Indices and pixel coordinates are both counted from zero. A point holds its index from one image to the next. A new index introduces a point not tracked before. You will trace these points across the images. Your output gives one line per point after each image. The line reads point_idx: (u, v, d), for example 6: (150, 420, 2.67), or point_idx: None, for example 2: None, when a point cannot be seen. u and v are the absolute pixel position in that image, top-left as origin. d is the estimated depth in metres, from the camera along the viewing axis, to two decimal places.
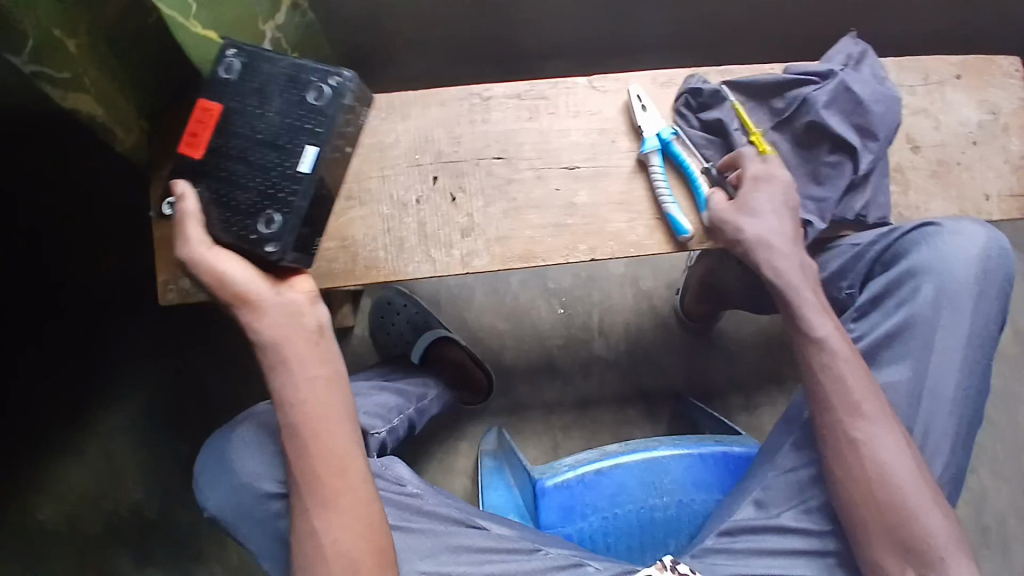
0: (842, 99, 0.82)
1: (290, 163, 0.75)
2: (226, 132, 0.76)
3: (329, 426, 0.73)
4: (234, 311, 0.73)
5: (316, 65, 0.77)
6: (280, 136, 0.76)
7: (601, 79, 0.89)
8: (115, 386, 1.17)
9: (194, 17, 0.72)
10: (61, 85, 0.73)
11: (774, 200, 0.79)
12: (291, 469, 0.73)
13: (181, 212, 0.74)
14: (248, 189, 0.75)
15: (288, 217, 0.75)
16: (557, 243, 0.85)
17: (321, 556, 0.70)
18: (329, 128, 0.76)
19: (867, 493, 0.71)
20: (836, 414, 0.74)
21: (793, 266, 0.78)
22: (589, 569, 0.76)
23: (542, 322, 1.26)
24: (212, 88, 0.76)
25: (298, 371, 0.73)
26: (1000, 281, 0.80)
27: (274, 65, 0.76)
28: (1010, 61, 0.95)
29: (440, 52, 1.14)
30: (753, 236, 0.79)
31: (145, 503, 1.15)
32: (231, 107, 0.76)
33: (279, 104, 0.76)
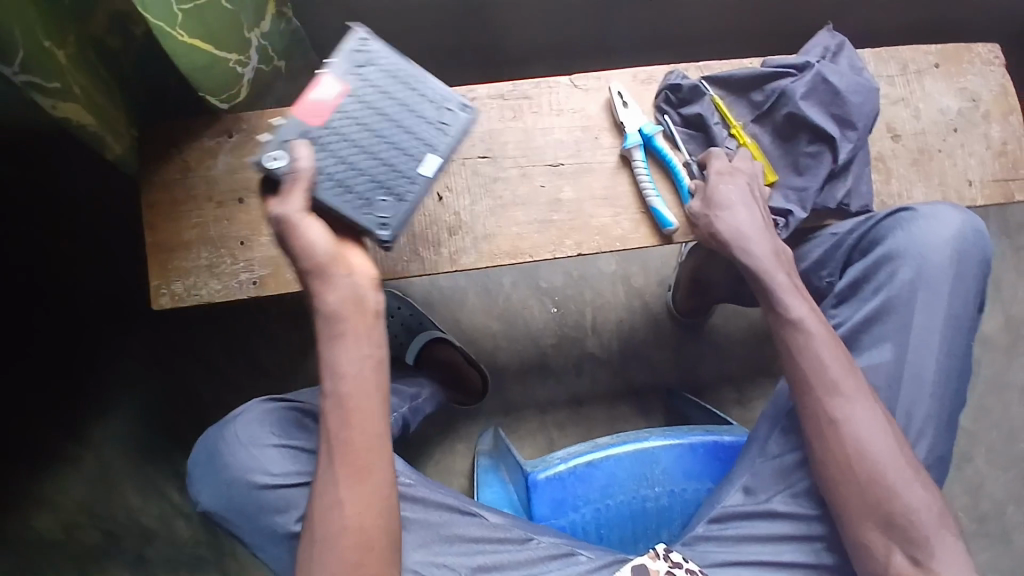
0: (820, 90, 0.84)
1: (415, 161, 0.75)
2: (349, 116, 0.74)
3: (371, 406, 0.71)
4: (312, 280, 0.71)
5: (447, 89, 0.77)
6: (406, 139, 0.75)
7: (583, 78, 0.90)
8: (112, 394, 1.17)
9: (181, 27, 0.69)
10: (50, 94, 0.71)
11: (743, 193, 0.81)
12: (325, 439, 0.71)
13: (292, 170, 0.70)
14: (362, 174, 0.74)
15: (399, 211, 0.75)
16: (544, 240, 0.86)
17: (342, 532, 0.69)
18: (453, 144, 0.77)
19: (850, 469, 0.72)
20: (817, 396, 0.73)
21: (767, 252, 0.79)
22: (581, 558, 0.78)
23: (535, 322, 1.26)
24: (342, 70, 0.75)
25: (351, 344, 0.71)
26: (976, 264, 0.81)
27: (412, 71, 0.76)
28: (987, 49, 0.96)
29: (425, 56, 1.15)
30: (729, 225, 0.80)
31: (144, 511, 1.15)
32: (358, 95, 0.75)
33: (410, 108, 0.76)
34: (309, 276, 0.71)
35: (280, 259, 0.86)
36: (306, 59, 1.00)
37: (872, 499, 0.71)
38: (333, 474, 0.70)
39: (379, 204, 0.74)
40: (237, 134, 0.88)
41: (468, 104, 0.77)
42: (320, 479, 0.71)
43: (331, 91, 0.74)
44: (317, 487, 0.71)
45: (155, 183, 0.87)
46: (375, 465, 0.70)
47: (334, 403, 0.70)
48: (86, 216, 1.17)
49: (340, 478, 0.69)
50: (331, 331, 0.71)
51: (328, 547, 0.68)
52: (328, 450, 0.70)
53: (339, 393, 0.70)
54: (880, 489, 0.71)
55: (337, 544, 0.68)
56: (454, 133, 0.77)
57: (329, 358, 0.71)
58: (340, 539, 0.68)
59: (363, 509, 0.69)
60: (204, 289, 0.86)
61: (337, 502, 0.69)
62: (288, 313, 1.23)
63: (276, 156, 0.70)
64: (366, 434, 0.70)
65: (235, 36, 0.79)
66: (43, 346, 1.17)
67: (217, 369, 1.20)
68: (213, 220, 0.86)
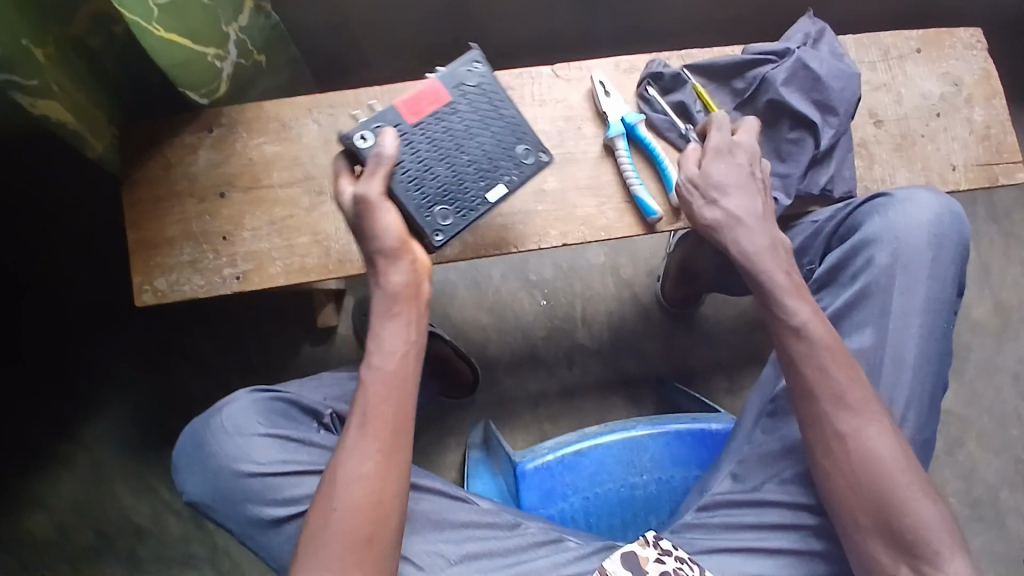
0: (801, 76, 0.84)
1: (486, 183, 0.78)
2: (441, 124, 0.78)
3: (408, 384, 0.72)
4: (379, 260, 0.73)
5: (533, 133, 0.81)
6: (483, 161, 0.79)
7: (565, 68, 0.90)
8: (102, 394, 1.17)
9: (158, 22, 0.69)
10: (30, 92, 0.71)
11: (739, 175, 0.78)
12: (358, 408, 0.71)
13: (380, 151, 0.72)
14: (436, 180, 0.77)
15: (457, 225, 0.77)
16: (528, 230, 0.85)
17: (357, 504, 0.67)
18: (522, 178, 0.79)
19: (855, 480, 0.69)
20: (822, 406, 0.71)
21: (764, 245, 0.76)
22: (569, 544, 0.78)
23: (525, 314, 1.26)
24: (447, 83, 0.79)
25: (400, 322, 0.72)
26: (955, 246, 0.81)
27: (506, 104, 0.81)
28: (969, 33, 0.97)
29: (409, 49, 1.15)
30: (725, 216, 0.77)
31: (136, 510, 1.15)
32: (453, 113, 0.79)
33: (492, 132, 0.80)
34: (375, 260, 0.73)
35: (264, 253, 0.85)
36: (289, 54, 1.00)
37: (874, 513, 0.68)
38: (363, 443, 0.69)
39: (441, 213, 0.77)
40: (218, 129, 0.87)
41: (544, 153, 0.80)
42: (345, 446, 0.70)
43: (430, 98, 0.78)
44: (338, 454, 0.70)
45: (138, 180, 0.86)
46: (401, 443, 0.70)
47: (376, 376, 0.71)
48: (72, 215, 1.16)
49: (369, 448, 0.69)
50: (388, 309, 0.73)
51: (341, 517, 0.67)
52: (358, 418, 0.70)
53: (384, 368, 0.71)
54: (881, 498, 0.68)
55: (351, 514, 0.67)
56: (526, 171, 0.80)
57: (379, 333, 0.73)
58: (354, 510, 0.67)
59: (382, 484, 0.68)
60: (187, 285, 0.85)
61: (356, 473, 0.68)
62: (278, 310, 1.22)
63: (366, 136, 0.74)
64: (401, 411, 0.71)
65: (213, 31, 0.77)
66: (32, 346, 1.17)
67: (206, 367, 1.19)
68: (195, 215, 0.86)
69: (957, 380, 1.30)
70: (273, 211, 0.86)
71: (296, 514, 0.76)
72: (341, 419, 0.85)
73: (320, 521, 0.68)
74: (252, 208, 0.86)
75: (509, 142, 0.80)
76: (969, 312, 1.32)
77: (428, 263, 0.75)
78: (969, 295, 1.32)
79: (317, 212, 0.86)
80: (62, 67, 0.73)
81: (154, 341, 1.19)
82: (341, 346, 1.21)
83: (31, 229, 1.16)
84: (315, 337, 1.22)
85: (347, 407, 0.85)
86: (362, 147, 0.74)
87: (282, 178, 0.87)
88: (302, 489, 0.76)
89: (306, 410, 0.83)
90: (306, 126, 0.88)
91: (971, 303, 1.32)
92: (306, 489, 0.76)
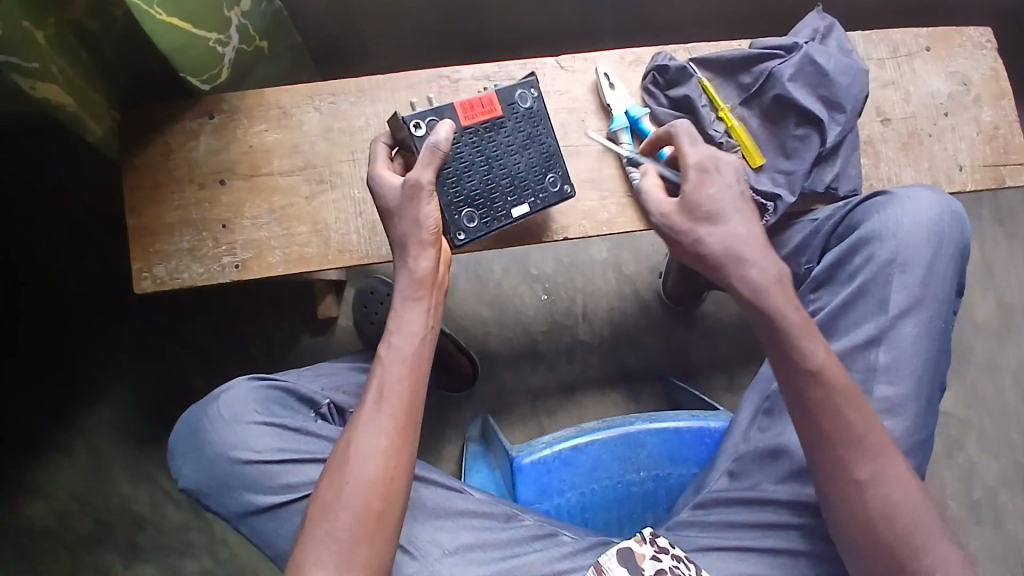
0: (807, 72, 0.83)
1: (514, 199, 0.80)
2: (488, 134, 0.80)
3: (425, 367, 0.72)
4: (406, 244, 0.74)
5: (564, 163, 0.82)
6: (518, 177, 0.81)
7: (569, 59, 0.89)
8: (100, 381, 1.17)
9: (157, 4, 0.68)
10: (29, 75, 0.71)
11: (732, 199, 0.73)
12: (375, 385, 0.70)
13: (433, 144, 0.75)
14: (472, 182, 0.79)
15: (478, 230, 0.79)
16: (529, 222, 0.85)
17: (368, 481, 0.67)
18: (545, 205, 0.81)
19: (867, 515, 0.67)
20: (838, 449, 0.68)
21: (773, 279, 0.71)
22: (563, 538, 0.77)
23: (526, 308, 1.26)
24: (504, 98, 0.81)
25: (422, 305, 0.73)
26: (954, 244, 0.80)
27: (549, 132, 0.82)
28: (979, 31, 0.95)
29: (412, 38, 1.15)
30: (730, 247, 0.72)
31: (134, 497, 1.15)
32: (502, 124, 0.81)
33: (531, 147, 0.82)
34: (405, 248, 0.74)
35: (263, 241, 0.85)
36: (290, 40, 0.99)
37: (881, 542, 0.67)
38: (377, 420, 0.69)
39: (466, 215, 0.79)
40: (218, 115, 0.87)
41: (569, 187, 0.82)
42: (358, 422, 0.69)
43: (485, 108, 0.81)
44: (353, 428, 0.69)
45: (138, 166, 0.86)
46: (415, 423, 0.70)
47: (395, 355, 0.71)
48: (72, 201, 1.16)
49: (385, 424, 0.69)
50: (411, 293, 0.73)
51: (353, 491, 0.66)
52: (375, 395, 0.70)
53: (403, 348, 0.72)
54: (889, 521, 0.67)
55: (363, 488, 0.66)
56: (549, 198, 0.81)
57: (400, 315, 0.73)
58: (367, 485, 0.67)
59: (395, 461, 0.68)
60: (186, 273, 0.85)
61: (371, 448, 0.68)
62: (278, 299, 1.21)
63: (421, 125, 0.78)
64: (418, 391, 0.71)
65: (213, 15, 0.77)
66: (31, 331, 1.17)
67: (206, 355, 1.19)
68: (195, 202, 0.85)
69: (959, 381, 1.29)
70: (273, 199, 0.86)
71: (290, 502, 0.76)
72: (338, 409, 0.84)
73: (331, 494, 0.67)
74: (251, 195, 0.86)
75: (543, 169, 0.81)
76: (972, 314, 1.31)
77: (450, 255, 0.77)
78: (972, 296, 1.31)
79: (317, 201, 0.86)
80: (61, 49, 0.73)
81: (154, 329, 1.19)
82: (340, 335, 1.21)
83: (31, 215, 1.16)
84: (315, 327, 1.21)
85: (345, 397, 0.85)
86: (417, 135, 0.78)
87: (282, 166, 0.86)
88: (298, 477, 0.76)
89: (303, 399, 0.83)
90: (306, 114, 0.87)
91: (974, 304, 1.31)
92: (301, 477, 0.76)
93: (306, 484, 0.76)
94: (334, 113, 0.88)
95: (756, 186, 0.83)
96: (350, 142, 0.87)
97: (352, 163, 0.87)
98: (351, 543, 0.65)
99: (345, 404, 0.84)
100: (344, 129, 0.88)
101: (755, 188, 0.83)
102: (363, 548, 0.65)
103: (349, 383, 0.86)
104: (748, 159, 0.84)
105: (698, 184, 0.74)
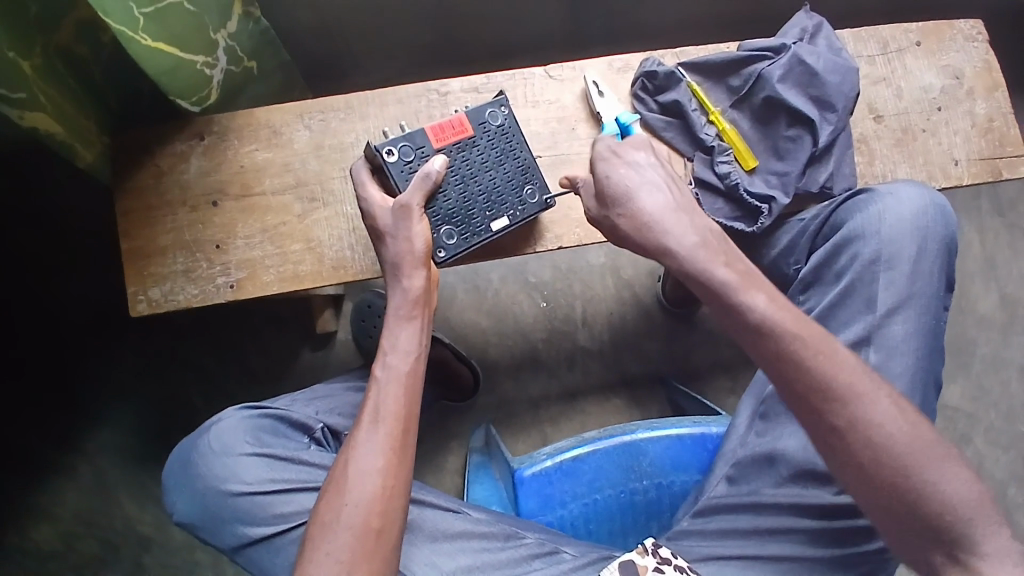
0: (797, 72, 0.83)
1: (492, 213, 0.80)
2: (460, 153, 0.80)
3: (419, 387, 0.72)
4: (395, 265, 0.75)
5: (540, 176, 0.82)
6: (494, 193, 0.80)
7: (557, 68, 0.89)
8: (102, 404, 1.17)
9: (143, 30, 0.68)
10: (17, 105, 0.70)
11: (638, 175, 0.73)
12: (371, 406, 0.70)
13: (426, 171, 0.76)
14: (447, 201, 0.79)
15: (459, 246, 0.79)
16: (522, 233, 0.84)
17: (368, 499, 0.66)
18: (526, 216, 0.81)
19: (873, 473, 0.62)
20: (810, 401, 0.63)
21: (694, 242, 0.70)
22: (565, 556, 0.76)
23: (525, 317, 1.25)
24: (474, 118, 0.82)
25: (411, 327, 0.74)
26: (941, 239, 0.79)
27: (523, 146, 0.82)
28: (969, 24, 0.95)
29: (403, 52, 1.15)
30: (639, 219, 0.72)
31: (139, 518, 1.14)
32: (472, 142, 0.81)
33: (505, 163, 0.81)
34: (395, 267, 0.75)
35: (257, 261, 0.85)
36: (281, 58, 0.99)
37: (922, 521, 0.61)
38: (375, 440, 0.68)
39: (446, 232, 0.79)
40: (209, 136, 0.87)
41: (551, 198, 0.82)
42: (356, 442, 0.69)
43: (454, 129, 0.81)
44: (350, 448, 0.69)
45: (129, 190, 0.86)
46: (412, 440, 0.70)
47: (390, 374, 0.72)
48: (69, 227, 1.17)
49: (383, 443, 0.68)
50: (403, 312, 0.74)
51: (353, 509, 0.66)
52: (371, 415, 0.70)
53: (397, 367, 0.72)
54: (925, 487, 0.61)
55: (363, 507, 0.66)
56: (530, 210, 0.81)
57: (393, 334, 0.73)
58: (366, 503, 0.66)
59: (394, 478, 0.67)
60: (181, 294, 0.84)
61: (369, 466, 0.67)
62: (276, 316, 1.21)
63: (394, 151, 0.79)
64: (414, 409, 0.71)
65: (200, 37, 0.76)
66: (28, 358, 1.17)
67: (205, 373, 1.19)
68: (187, 224, 0.85)
69: (964, 376, 1.28)
70: (266, 218, 0.86)
71: (285, 532, 0.75)
72: (333, 433, 0.84)
73: (331, 514, 0.66)
74: (244, 215, 0.86)
75: (519, 182, 0.81)
76: (975, 307, 1.30)
77: (438, 276, 0.78)
78: (975, 289, 1.30)
79: (310, 218, 0.86)
80: (48, 76, 0.72)
81: (154, 350, 1.19)
82: (340, 349, 1.21)
83: (27, 242, 1.16)
84: (315, 342, 1.21)
85: (339, 420, 0.85)
86: (390, 161, 0.78)
87: (274, 185, 0.86)
88: (291, 506, 0.76)
89: (296, 425, 0.82)
90: (296, 131, 0.87)
91: (977, 298, 1.30)
92: (293, 507, 0.75)
93: (299, 513, 0.75)
94: (324, 131, 0.88)
95: (750, 188, 0.83)
96: (339, 158, 0.87)
97: (344, 179, 0.87)
98: (351, 562, 0.64)
99: (339, 428, 0.84)
100: (335, 145, 0.88)
101: (749, 190, 0.82)
102: (363, 566, 0.64)
103: (344, 406, 0.86)
104: (741, 162, 0.84)
105: (607, 173, 0.73)
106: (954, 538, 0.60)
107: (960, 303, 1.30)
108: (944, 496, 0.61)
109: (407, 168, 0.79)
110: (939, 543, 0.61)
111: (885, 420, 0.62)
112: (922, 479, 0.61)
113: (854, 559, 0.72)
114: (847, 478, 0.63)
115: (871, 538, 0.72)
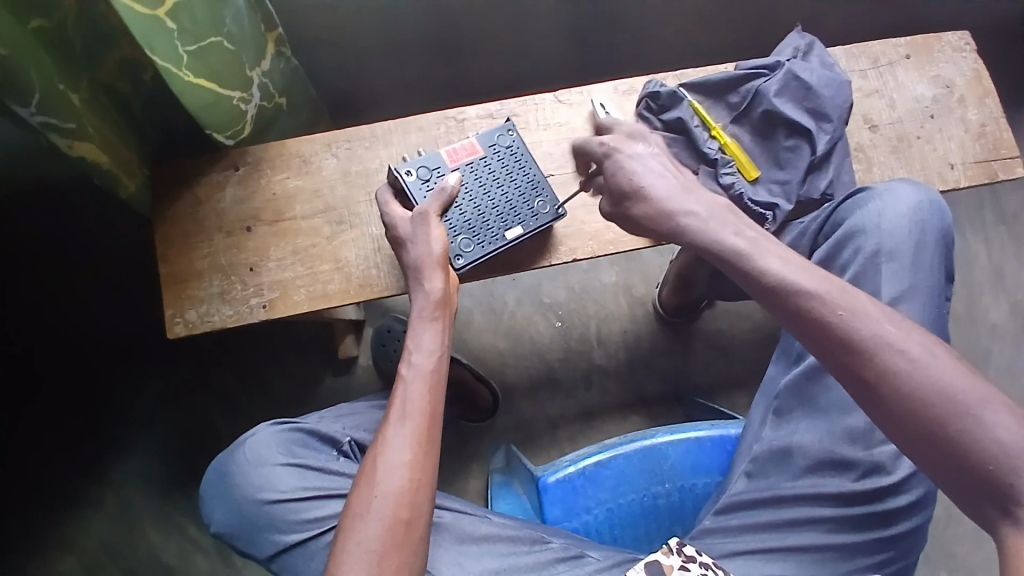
0: (792, 87, 0.88)
1: (506, 224, 0.84)
2: (473, 172, 0.86)
3: (442, 387, 0.75)
4: (419, 272, 0.79)
5: (548, 188, 0.86)
6: (504, 206, 0.85)
7: (566, 93, 0.95)
8: (131, 431, 1.20)
9: (185, 68, 0.74)
10: (67, 135, 0.74)
11: (643, 166, 0.76)
12: (399, 404, 0.73)
13: (441, 187, 0.82)
14: (463, 214, 0.84)
15: (476, 253, 0.83)
16: (537, 248, 0.88)
17: (398, 491, 0.68)
18: (537, 223, 0.85)
19: (913, 421, 0.57)
20: (833, 357, 0.61)
21: (702, 216, 0.72)
22: (589, 559, 0.77)
23: (541, 337, 1.28)
24: (484, 141, 0.88)
25: (434, 331, 0.77)
26: (937, 232, 0.81)
27: (531, 163, 0.87)
28: (956, 36, 1.00)
29: (419, 91, 1.23)
30: (647, 205, 0.75)
31: (162, 547, 1.16)
32: (484, 161, 0.87)
33: (513, 178, 0.86)
34: (419, 271, 0.79)
35: (288, 281, 0.89)
36: (308, 96, 1.06)
37: (975, 477, 0.55)
38: (403, 434, 0.71)
39: (463, 241, 0.83)
40: (243, 166, 0.93)
41: (561, 209, 0.86)
42: (385, 437, 0.71)
43: (467, 151, 0.87)
44: (380, 443, 0.71)
45: (168, 219, 0.92)
46: (437, 436, 0.72)
47: (416, 373, 0.75)
48: (111, 259, 1.24)
49: (411, 437, 0.71)
50: (426, 314, 0.78)
51: (382, 501, 0.68)
52: (399, 410, 0.72)
53: (422, 365, 0.75)
54: (964, 442, 0.56)
55: (391, 498, 0.68)
56: (542, 220, 0.85)
57: (417, 335, 0.77)
58: (396, 494, 0.68)
59: (421, 471, 0.69)
60: (216, 315, 0.89)
61: (397, 460, 0.69)
62: (299, 342, 1.25)
63: (412, 172, 0.84)
64: (438, 407, 0.74)
65: (238, 75, 0.83)
66: (59, 389, 1.21)
67: (230, 399, 1.23)
68: (222, 249, 0.91)
69: None
70: (297, 241, 0.91)
71: (317, 535, 0.78)
72: (359, 446, 0.87)
73: (362, 506, 0.68)
74: (276, 239, 0.91)
75: (530, 196, 0.86)
76: (987, 315, 1.31)
77: (458, 283, 0.82)
78: (985, 297, 1.32)
79: (338, 239, 0.91)
80: (94, 111, 0.78)
81: (180, 379, 1.23)
82: (362, 373, 1.25)
83: (68, 275, 1.24)
84: (337, 367, 1.25)
85: (364, 434, 0.87)
86: (409, 181, 0.84)
87: (305, 210, 0.92)
88: (323, 511, 0.78)
89: (324, 437, 0.85)
90: (324, 160, 0.93)
91: (988, 305, 1.31)
92: (325, 511, 0.78)
93: (330, 517, 0.78)
94: (350, 158, 0.93)
95: (754, 198, 0.87)
96: (365, 183, 0.93)
97: (369, 203, 0.92)
98: (382, 552, 0.65)
99: (366, 441, 0.87)
100: (360, 171, 0.93)
101: (753, 200, 0.87)
102: (393, 557, 0.65)
103: (368, 421, 0.89)
104: (743, 173, 0.88)
105: (615, 169, 0.78)
106: (1018, 489, 0.54)
107: (972, 312, 1.31)
108: (998, 443, 0.55)
109: (425, 186, 0.84)
110: (992, 498, 0.55)
111: (925, 358, 0.58)
112: (959, 429, 0.56)
113: (874, 546, 0.73)
114: (888, 430, 0.59)
115: (892, 524, 0.73)
